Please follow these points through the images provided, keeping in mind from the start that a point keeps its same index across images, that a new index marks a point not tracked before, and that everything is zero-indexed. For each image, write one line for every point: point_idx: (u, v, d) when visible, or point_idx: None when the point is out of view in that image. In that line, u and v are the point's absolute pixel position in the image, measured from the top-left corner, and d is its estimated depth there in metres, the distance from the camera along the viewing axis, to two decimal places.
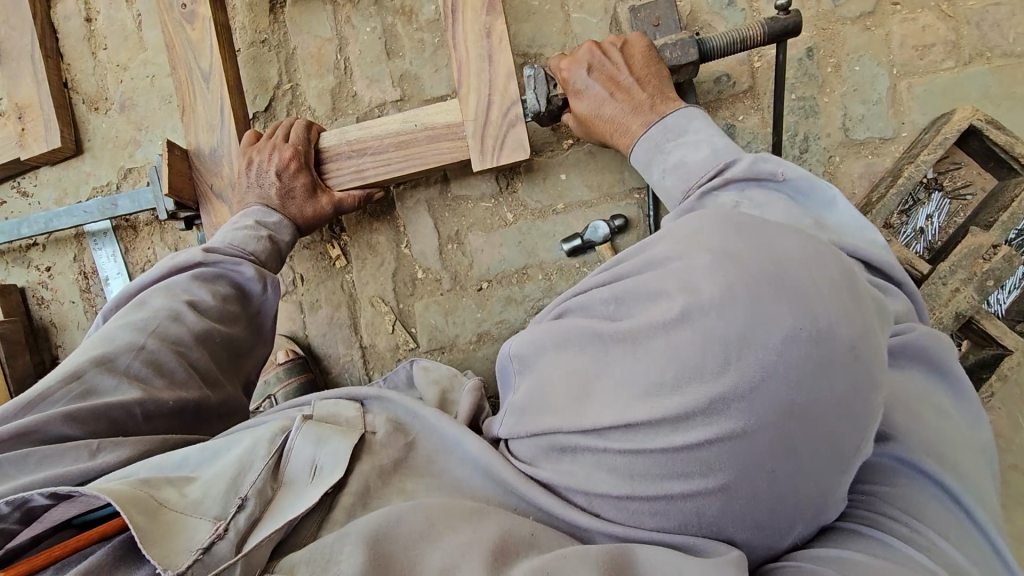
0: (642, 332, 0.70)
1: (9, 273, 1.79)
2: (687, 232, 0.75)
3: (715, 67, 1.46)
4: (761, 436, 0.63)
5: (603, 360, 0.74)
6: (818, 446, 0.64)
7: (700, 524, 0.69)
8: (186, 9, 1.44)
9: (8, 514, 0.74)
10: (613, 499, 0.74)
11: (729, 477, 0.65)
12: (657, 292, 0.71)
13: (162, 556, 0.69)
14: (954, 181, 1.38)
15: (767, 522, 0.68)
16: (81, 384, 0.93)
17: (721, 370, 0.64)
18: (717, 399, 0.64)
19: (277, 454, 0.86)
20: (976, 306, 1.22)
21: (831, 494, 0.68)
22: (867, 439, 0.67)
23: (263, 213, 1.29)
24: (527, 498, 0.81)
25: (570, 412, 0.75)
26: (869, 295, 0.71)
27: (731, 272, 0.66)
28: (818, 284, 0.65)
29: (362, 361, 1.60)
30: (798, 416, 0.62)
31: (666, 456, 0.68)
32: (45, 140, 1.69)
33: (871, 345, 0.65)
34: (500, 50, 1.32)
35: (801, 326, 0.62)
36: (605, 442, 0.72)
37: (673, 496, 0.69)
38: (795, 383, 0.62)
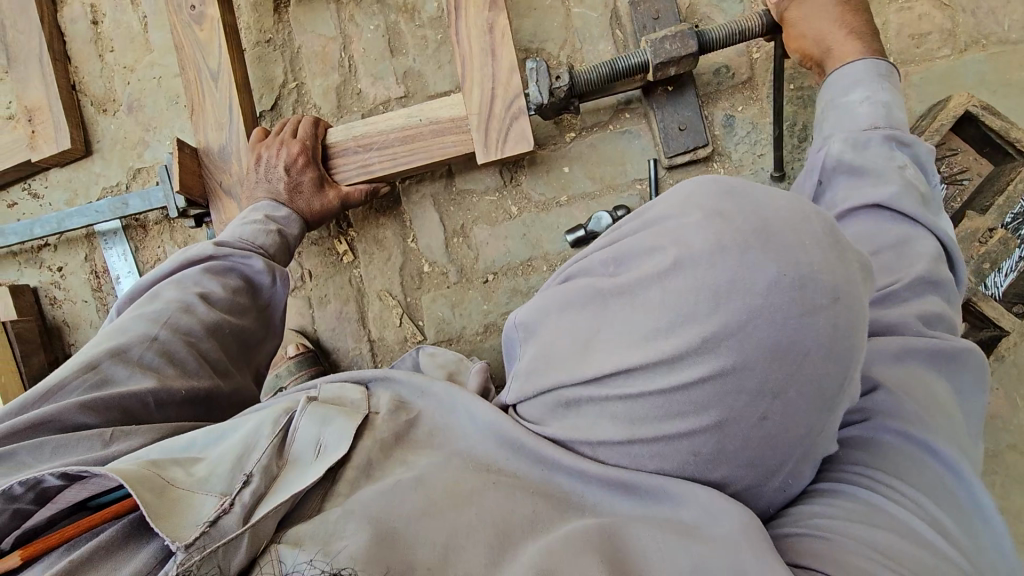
0: (638, 284, 0.73)
1: (21, 273, 1.82)
2: (679, 190, 0.76)
3: (714, 58, 1.48)
4: (750, 374, 0.67)
5: (603, 314, 0.77)
6: (804, 386, 0.67)
7: (698, 462, 0.74)
8: (193, 10, 1.46)
9: (22, 495, 0.77)
10: (614, 445, 0.77)
11: (722, 414, 0.69)
12: (651, 247, 0.74)
13: (170, 529, 0.73)
14: (950, 168, 1.39)
15: (761, 459, 0.72)
16: (97, 374, 0.96)
17: (710, 316, 0.67)
18: (707, 342, 0.67)
19: (281, 433, 0.90)
20: (973, 288, 1.24)
21: (820, 435, 0.72)
22: (852, 380, 0.70)
23: (273, 207, 1.32)
24: (530, 452, 0.84)
25: (572, 366, 0.78)
26: (854, 247, 0.73)
27: (720, 225, 0.69)
28: (802, 238, 0.68)
29: (370, 354, 1.63)
30: (784, 356, 0.66)
31: (662, 400, 0.72)
32: (54, 142, 1.71)
33: (851, 287, 0.68)
34: (503, 45, 1.35)
35: (784, 273, 0.65)
36: (605, 390, 0.75)
37: (671, 437, 0.73)
38: (780, 322, 0.65)
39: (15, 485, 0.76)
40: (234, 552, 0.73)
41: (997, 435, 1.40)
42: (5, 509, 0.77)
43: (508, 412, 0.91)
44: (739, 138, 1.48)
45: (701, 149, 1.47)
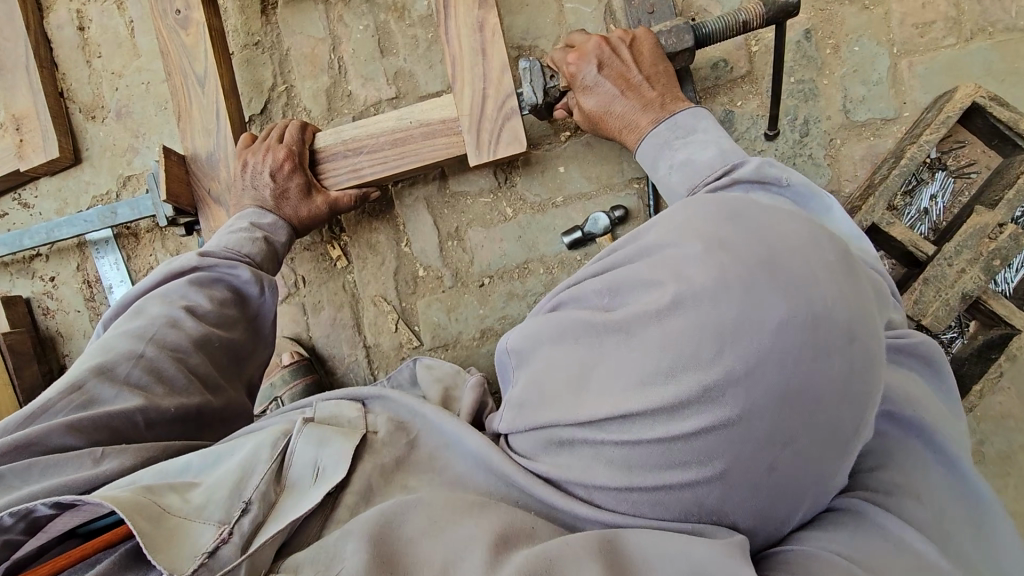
0: (636, 321, 0.70)
1: (14, 284, 1.80)
2: (682, 216, 0.75)
3: (712, 52, 1.44)
4: (759, 421, 0.63)
5: (598, 352, 0.73)
6: (815, 431, 0.64)
7: (702, 514, 0.69)
8: (179, 14, 1.43)
9: (12, 525, 0.74)
10: (611, 491, 0.73)
11: (729, 464, 0.65)
12: (651, 280, 0.71)
13: (168, 562, 0.70)
14: (958, 160, 1.36)
15: (769, 508, 0.68)
16: (83, 394, 0.93)
17: (716, 359, 0.64)
18: (712, 387, 0.64)
19: (279, 457, 0.86)
20: (983, 286, 1.20)
21: (829, 477, 0.69)
22: (865, 422, 0.68)
23: (259, 215, 1.29)
24: (530, 488, 0.79)
25: (565, 406, 0.74)
26: (865, 276, 0.71)
27: (724, 256, 0.67)
28: (812, 269, 0.66)
29: (366, 361, 1.61)
30: (794, 402, 0.63)
31: (663, 448, 0.68)
32: (42, 150, 1.69)
33: (864, 322, 0.66)
34: (493, 44, 1.31)
35: (795, 313, 0.63)
36: (601, 435, 0.72)
37: (672, 486, 0.69)
38: (792, 366, 0.63)
39: (5, 516, 0.73)
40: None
41: (1010, 434, 1.36)
42: None
43: (500, 442, 0.88)
44: (739, 133, 1.44)
45: None
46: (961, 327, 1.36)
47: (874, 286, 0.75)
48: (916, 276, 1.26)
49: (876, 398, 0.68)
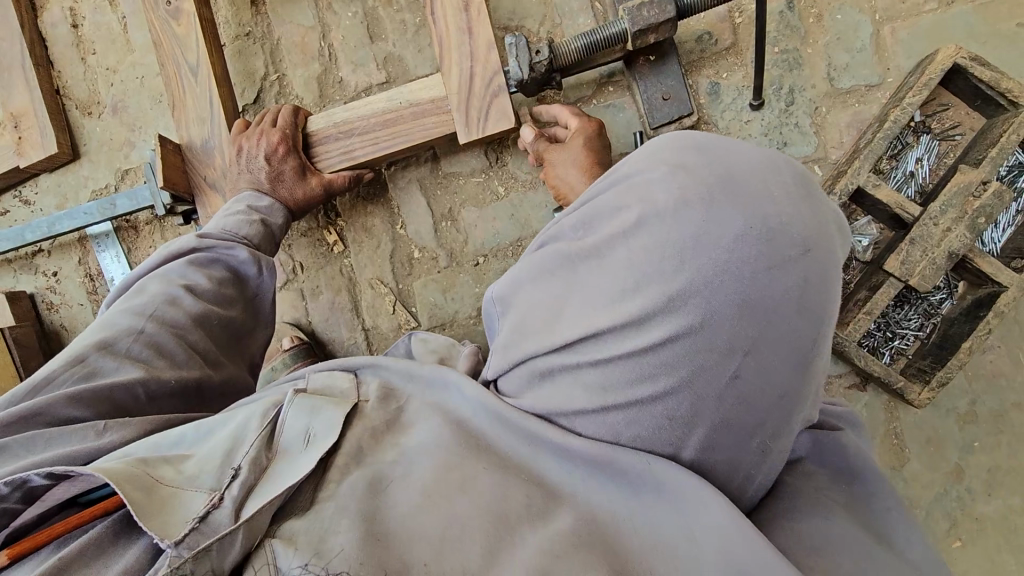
0: (607, 245, 0.75)
1: (18, 280, 1.83)
2: (648, 149, 0.79)
3: (695, 26, 1.46)
4: (720, 329, 0.69)
5: (572, 279, 0.78)
6: (776, 342, 0.70)
7: (674, 427, 0.74)
8: (169, 5, 1.46)
9: (9, 494, 0.76)
10: (590, 414, 0.78)
11: (692, 373, 0.71)
12: (618, 206, 0.75)
13: (160, 527, 0.72)
14: (942, 124, 1.38)
15: (735, 421, 0.73)
16: (85, 366, 0.96)
17: (676, 271, 0.69)
18: (675, 298, 0.70)
19: (270, 426, 0.89)
20: (969, 244, 1.22)
21: (796, 390, 0.72)
22: (824, 336, 0.73)
23: (255, 198, 1.31)
24: (517, 428, 0.84)
25: (543, 335, 0.79)
26: (827, 202, 0.76)
27: (685, 176, 0.72)
28: (768, 187, 0.71)
29: (366, 344, 1.63)
30: (753, 313, 0.68)
31: (633, 364, 0.73)
32: (41, 146, 1.72)
33: (821, 238, 0.71)
34: (479, 22, 1.33)
35: (752, 226, 0.68)
36: (577, 357, 0.76)
37: (642, 401, 0.74)
38: (749, 275, 0.68)
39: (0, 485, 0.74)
40: (229, 548, 0.72)
41: (1001, 392, 1.38)
42: None
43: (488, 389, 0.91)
44: (725, 105, 1.45)
45: (687, 118, 1.44)
46: (950, 288, 1.36)
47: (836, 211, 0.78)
48: (903, 238, 1.28)
49: (833, 313, 0.73)
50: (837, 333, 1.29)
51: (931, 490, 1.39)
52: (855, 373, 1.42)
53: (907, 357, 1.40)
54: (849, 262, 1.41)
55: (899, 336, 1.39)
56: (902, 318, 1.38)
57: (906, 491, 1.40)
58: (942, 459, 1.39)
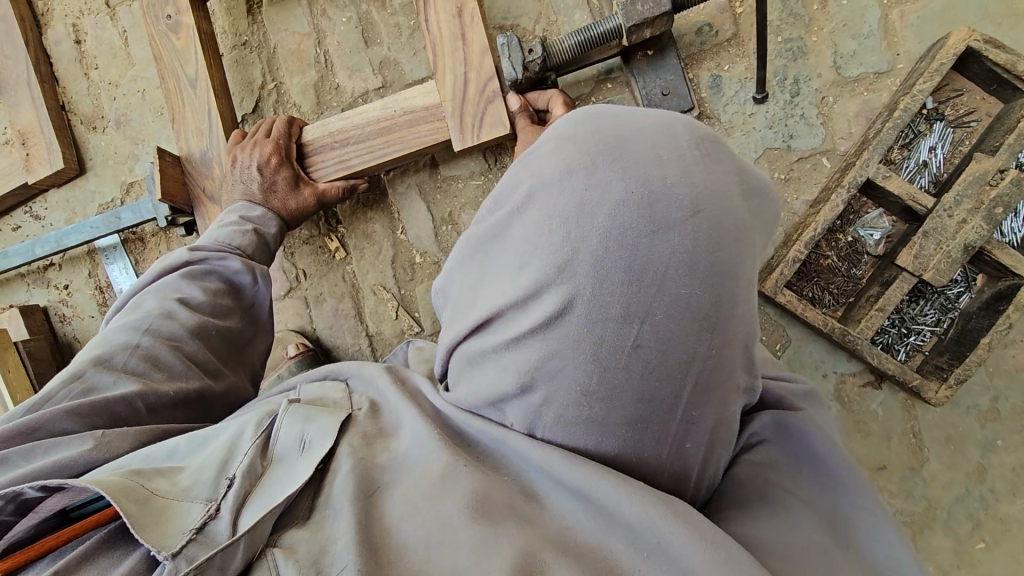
0: (506, 224, 0.75)
1: (31, 294, 1.86)
2: (552, 127, 0.80)
3: (695, 17, 1.42)
4: (611, 299, 0.68)
5: (485, 261, 0.78)
6: (671, 308, 0.69)
7: (590, 404, 0.72)
8: (168, 19, 1.46)
9: (2, 507, 0.77)
10: (512, 397, 0.77)
11: (595, 345, 0.70)
12: (514, 183, 0.77)
13: (157, 539, 0.71)
14: (956, 110, 1.31)
15: (651, 394, 0.71)
16: (82, 383, 0.96)
17: (563, 241, 0.69)
18: (565, 267, 0.69)
19: (266, 435, 0.89)
20: (986, 236, 1.16)
21: (707, 356, 0.71)
22: (732, 299, 0.70)
23: (247, 208, 1.31)
24: (479, 430, 0.83)
25: (464, 319, 0.80)
26: (729, 159, 0.75)
27: (571, 148, 0.73)
28: (655, 150, 0.72)
29: (370, 349, 1.63)
30: (641, 279, 0.68)
31: (538, 341, 0.71)
32: (48, 163, 1.74)
33: (712, 197, 0.70)
34: (472, 26, 1.31)
35: (632, 190, 0.68)
36: (491, 338, 0.76)
37: (547, 379, 0.72)
38: (632, 240, 0.68)
39: None
40: (231, 557, 0.71)
41: None
42: None
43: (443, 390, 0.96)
44: (727, 99, 1.41)
45: (687, 113, 1.40)
46: (967, 280, 1.30)
47: (738, 162, 0.76)
48: (916, 230, 1.24)
49: (739, 272, 0.71)
50: (848, 330, 1.25)
51: (952, 490, 1.34)
52: (869, 371, 1.38)
53: (925, 353, 1.35)
54: (861, 256, 1.35)
55: (915, 332, 1.34)
56: (917, 313, 1.33)
57: (926, 491, 1.35)
58: (964, 458, 1.34)
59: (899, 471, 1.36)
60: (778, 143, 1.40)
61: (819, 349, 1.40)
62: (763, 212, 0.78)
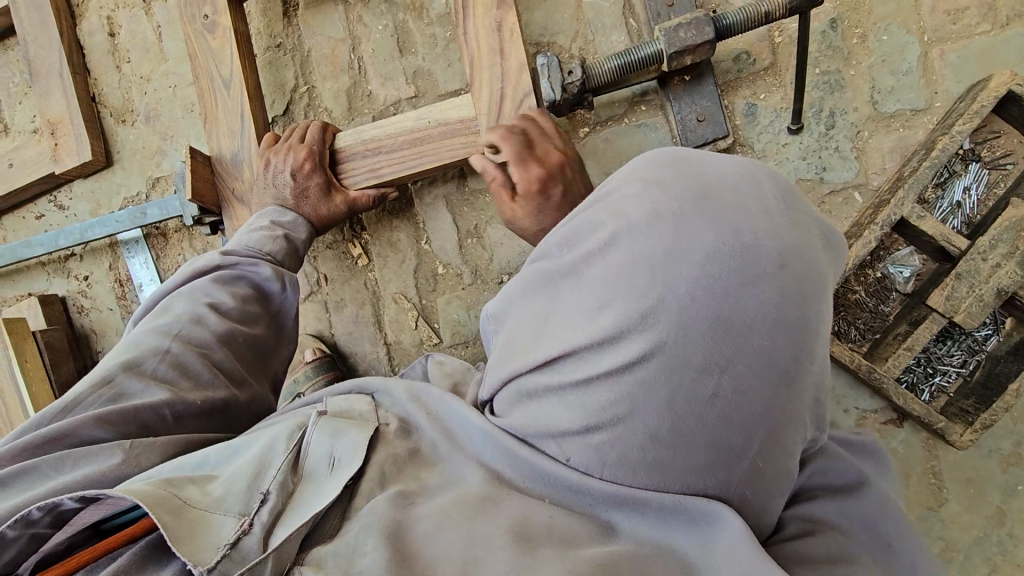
0: (584, 263, 0.75)
1: (50, 283, 1.86)
2: (632, 165, 0.79)
3: (734, 45, 1.41)
4: (693, 348, 0.67)
5: (556, 298, 0.77)
6: (755, 359, 0.67)
7: (658, 449, 0.71)
8: (207, 20, 1.46)
9: (40, 518, 0.76)
10: (575, 436, 0.75)
11: (671, 392, 0.68)
12: (596, 222, 0.76)
13: (191, 554, 0.71)
14: (993, 151, 1.31)
15: (721, 443, 0.70)
16: (112, 388, 0.96)
17: (649, 286, 0.68)
18: (647, 313, 0.68)
19: (296, 449, 0.89)
20: (1020, 282, 1.16)
21: (784, 409, 0.69)
22: (810, 352, 0.69)
23: (278, 213, 1.32)
24: (524, 459, 0.81)
25: (527, 353, 0.79)
26: (812, 213, 0.74)
27: (658, 192, 0.72)
28: (745, 199, 0.70)
29: (387, 358, 1.63)
30: (727, 330, 0.66)
31: (612, 383, 0.71)
32: (76, 154, 1.75)
33: (800, 252, 0.69)
34: (512, 43, 1.31)
35: (722, 241, 0.67)
36: (558, 375, 0.75)
37: (617, 421, 0.71)
38: (721, 290, 0.66)
39: (33, 510, 0.75)
40: None
41: None
42: (22, 534, 0.76)
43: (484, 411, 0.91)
44: (761, 128, 1.41)
45: (721, 141, 1.40)
46: (996, 324, 1.29)
47: (819, 217, 0.76)
48: (948, 271, 1.23)
49: (819, 326, 0.70)
50: (874, 368, 1.24)
51: (970, 533, 1.33)
52: (891, 409, 1.37)
53: (948, 394, 1.34)
54: (889, 294, 1.35)
55: (941, 372, 1.33)
56: (943, 353, 1.32)
57: (943, 533, 1.34)
58: (983, 502, 1.33)
59: (917, 511, 1.35)
60: (810, 175, 1.40)
61: (841, 383, 1.39)
62: (836, 268, 0.78)
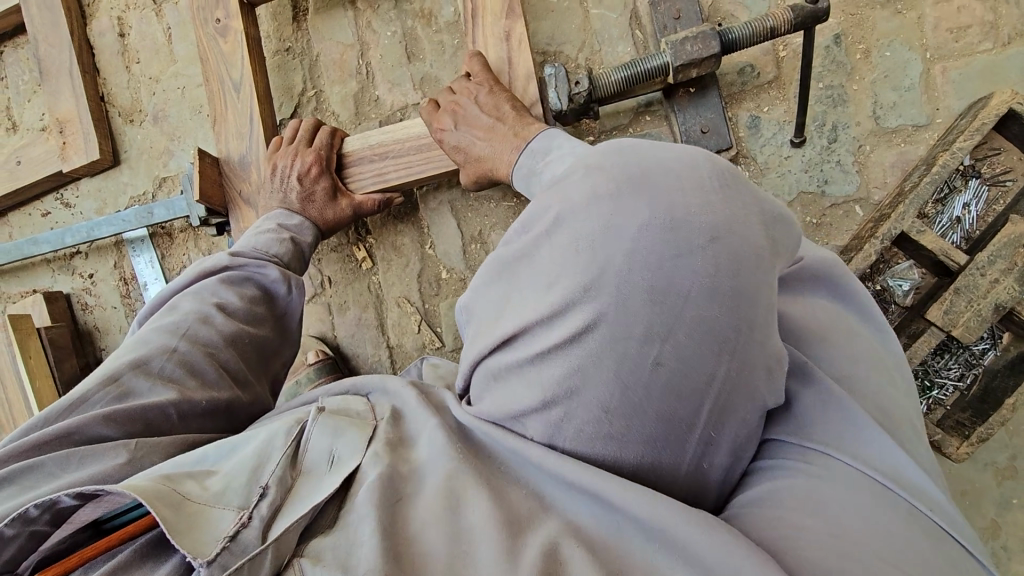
0: (534, 246, 0.78)
1: (55, 281, 1.87)
2: (578, 160, 0.84)
3: (738, 58, 1.43)
4: (631, 316, 0.70)
5: (511, 281, 0.80)
6: (693, 327, 0.69)
7: (611, 422, 0.73)
8: (219, 23, 1.48)
9: (38, 517, 0.76)
10: (533, 412, 0.77)
11: (617, 363, 0.71)
12: (542, 209, 0.80)
13: (192, 546, 0.71)
14: (992, 168, 1.33)
15: (670, 414, 0.71)
16: (119, 385, 0.97)
17: (591, 259, 0.72)
18: (590, 286, 0.71)
19: (295, 445, 0.89)
20: (1017, 297, 1.18)
21: (733, 379, 0.71)
22: (755, 323, 0.71)
23: (285, 216, 1.34)
24: (495, 439, 0.83)
25: (484, 334, 0.82)
26: (750, 193, 0.78)
27: (599, 177, 0.77)
28: (679, 180, 0.75)
29: (389, 361, 1.64)
30: (663, 299, 0.69)
31: (561, 356, 0.73)
32: (84, 152, 1.76)
33: (732, 226, 0.72)
34: (520, 52, 1.32)
35: (657, 216, 0.71)
36: (513, 352, 0.78)
37: (568, 394, 0.73)
38: (656, 262, 0.70)
39: (30, 508, 0.75)
40: (258, 568, 0.71)
41: None
42: (21, 533, 0.76)
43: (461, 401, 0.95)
44: (764, 140, 1.43)
45: (725, 152, 1.42)
46: (994, 338, 1.30)
47: (762, 200, 0.79)
48: (947, 285, 1.24)
49: (761, 295, 0.71)
50: None
51: None
52: None
53: (945, 407, 1.34)
54: (888, 306, 1.36)
55: (938, 385, 1.34)
56: (941, 367, 1.33)
57: None
58: (979, 514, 1.35)
59: None
60: (812, 188, 1.41)
61: None
62: (784, 247, 0.80)
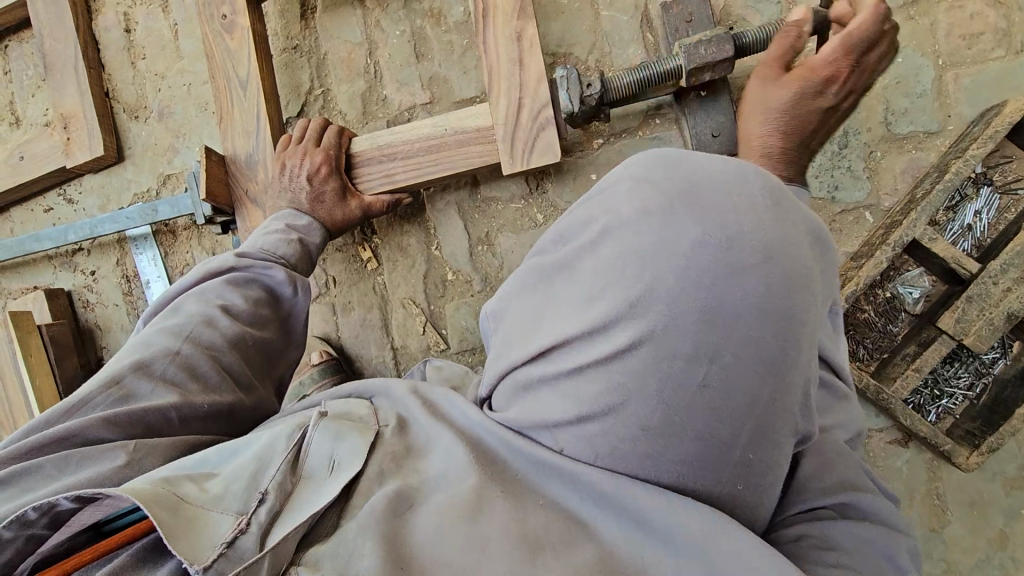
0: (575, 258, 0.77)
1: (57, 278, 1.86)
2: (626, 165, 0.80)
3: (750, 62, 1.42)
4: (678, 337, 0.67)
5: (551, 292, 0.79)
6: (742, 349, 0.66)
7: (650, 440, 0.71)
8: (225, 19, 1.47)
9: (36, 519, 0.75)
10: (569, 426, 0.76)
11: (660, 382, 0.69)
12: (586, 219, 0.78)
13: (189, 551, 0.70)
14: (1004, 176, 1.31)
15: (712, 437, 0.69)
16: (120, 388, 0.96)
17: (639, 274, 0.69)
18: (636, 303, 0.69)
19: (296, 449, 0.88)
20: None
21: (775, 402, 0.69)
22: (800, 346, 0.69)
23: (294, 216, 1.32)
24: (522, 453, 0.82)
25: (523, 344, 0.80)
26: (801, 210, 0.74)
27: (649, 189, 0.73)
28: (732, 197, 0.70)
29: (394, 362, 1.63)
30: (713, 320, 0.66)
31: (603, 372, 0.71)
32: (87, 149, 1.75)
33: (785, 245, 0.68)
34: (531, 53, 1.31)
35: (710, 235, 0.67)
36: (552, 365, 0.76)
37: (608, 411, 0.71)
38: (708, 282, 0.66)
39: (29, 511, 0.73)
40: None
41: None
42: (19, 535, 0.75)
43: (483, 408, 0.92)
44: None
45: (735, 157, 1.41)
46: (1004, 347, 1.28)
47: (810, 219, 0.76)
48: (958, 294, 1.23)
49: (807, 317, 0.69)
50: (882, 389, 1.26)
51: (972, 555, 1.35)
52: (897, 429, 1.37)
53: (954, 416, 1.35)
54: (898, 314, 1.34)
55: (947, 394, 1.34)
56: (950, 376, 1.32)
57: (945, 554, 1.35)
58: (986, 525, 1.34)
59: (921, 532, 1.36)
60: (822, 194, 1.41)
61: None
62: (824, 264, 0.77)
